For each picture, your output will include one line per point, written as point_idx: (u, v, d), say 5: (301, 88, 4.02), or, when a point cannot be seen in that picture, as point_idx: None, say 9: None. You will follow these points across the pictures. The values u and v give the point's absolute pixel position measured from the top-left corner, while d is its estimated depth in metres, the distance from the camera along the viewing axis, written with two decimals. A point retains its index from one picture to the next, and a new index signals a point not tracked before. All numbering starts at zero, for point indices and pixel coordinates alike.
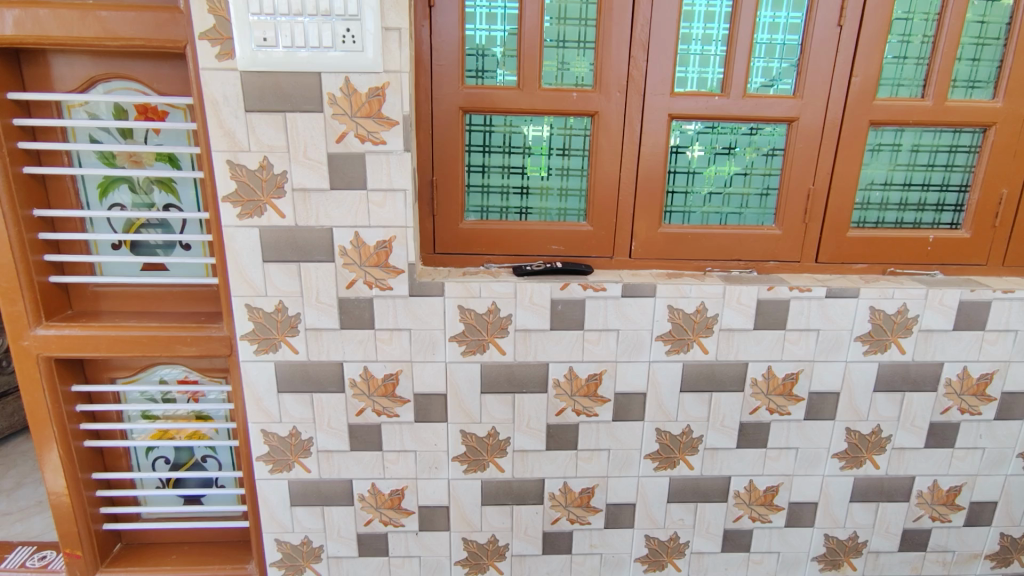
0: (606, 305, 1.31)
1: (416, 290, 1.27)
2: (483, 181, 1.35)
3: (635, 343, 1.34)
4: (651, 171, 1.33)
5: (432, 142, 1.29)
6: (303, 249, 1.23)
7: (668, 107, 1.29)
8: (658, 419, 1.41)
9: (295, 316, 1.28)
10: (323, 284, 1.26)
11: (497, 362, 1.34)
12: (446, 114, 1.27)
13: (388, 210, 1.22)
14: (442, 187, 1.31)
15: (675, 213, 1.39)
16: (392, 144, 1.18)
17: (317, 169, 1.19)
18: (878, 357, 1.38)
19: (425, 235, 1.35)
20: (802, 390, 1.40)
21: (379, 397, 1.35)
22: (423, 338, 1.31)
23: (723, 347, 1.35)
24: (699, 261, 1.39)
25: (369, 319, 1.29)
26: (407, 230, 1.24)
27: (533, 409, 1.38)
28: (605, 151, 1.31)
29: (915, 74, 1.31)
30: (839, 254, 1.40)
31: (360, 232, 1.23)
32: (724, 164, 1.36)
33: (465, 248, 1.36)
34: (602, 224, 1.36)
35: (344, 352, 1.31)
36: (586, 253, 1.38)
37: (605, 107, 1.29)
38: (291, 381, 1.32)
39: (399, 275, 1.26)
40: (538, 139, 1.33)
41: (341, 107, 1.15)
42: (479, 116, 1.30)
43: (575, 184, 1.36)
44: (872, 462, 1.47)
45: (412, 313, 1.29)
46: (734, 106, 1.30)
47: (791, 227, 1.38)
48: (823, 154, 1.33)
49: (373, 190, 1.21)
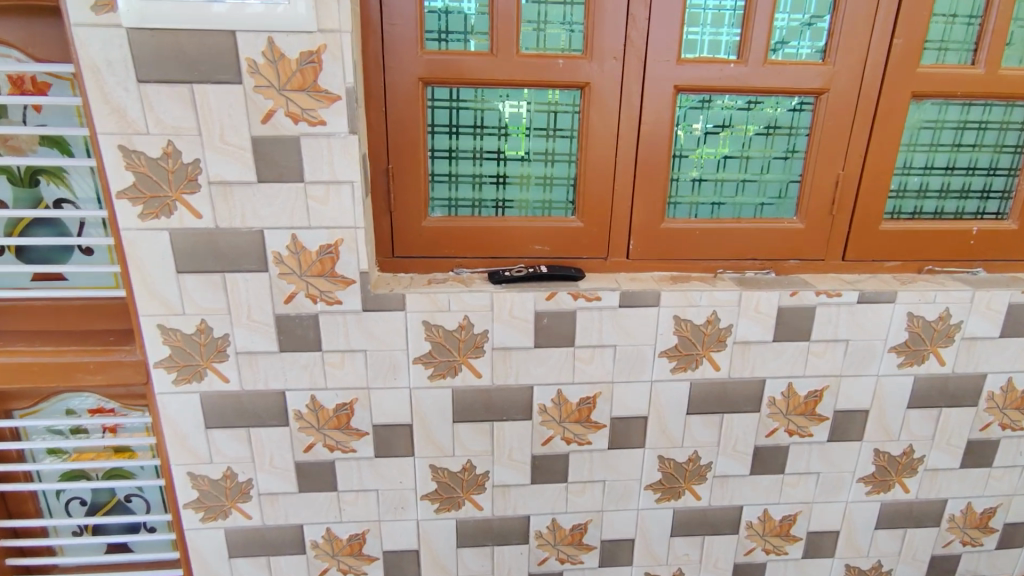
0: (601, 316, 1.10)
1: (372, 305, 1.05)
2: (451, 169, 1.11)
3: (635, 360, 1.14)
4: (653, 156, 1.11)
5: (385, 121, 1.05)
6: (228, 256, 0.99)
7: (673, 77, 1.06)
8: (660, 446, 1.21)
9: (222, 338, 1.04)
10: (254, 299, 1.02)
11: (472, 387, 1.13)
12: (403, 86, 1.03)
13: (332, 208, 0.99)
14: (401, 177, 1.08)
15: (680, 205, 1.17)
16: (334, 125, 0.94)
17: (238, 156, 0.94)
18: (914, 370, 1.19)
19: (380, 236, 1.11)
20: (826, 409, 1.21)
21: (331, 430, 1.12)
22: (382, 361, 1.09)
23: (738, 362, 1.16)
24: (709, 261, 1.18)
25: (315, 340, 1.06)
26: (358, 230, 1.01)
27: (515, 439, 1.17)
28: (598, 132, 1.09)
29: (965, 36, 1.10)
30: (870, 251, 1.20)
31: (297, 235, 1.00)
32: (738, 146, 1.15)
33: (430, 250, 1.13)
34: (595, 219, 1.13)
35: (287, 379, 1.08)
36: (576, 255, 1.15)
37: (597, 77, 1.06)
38: (222, 415, 1.09)
39: (350, 286, 1.03)
40: (517, 117, 1.09)
41: (263, 77, 0.91)
42: (443, 89, 1.06)
43: (562, 172, 1.13)
44: (902, 486, 1.29)
45: (368, 331, 1.07)
46: (752, 75, 1.07)
47: (816, 221, 1.17)
48: (855, 133, 1.12)
49: (312, 184, 0.97)
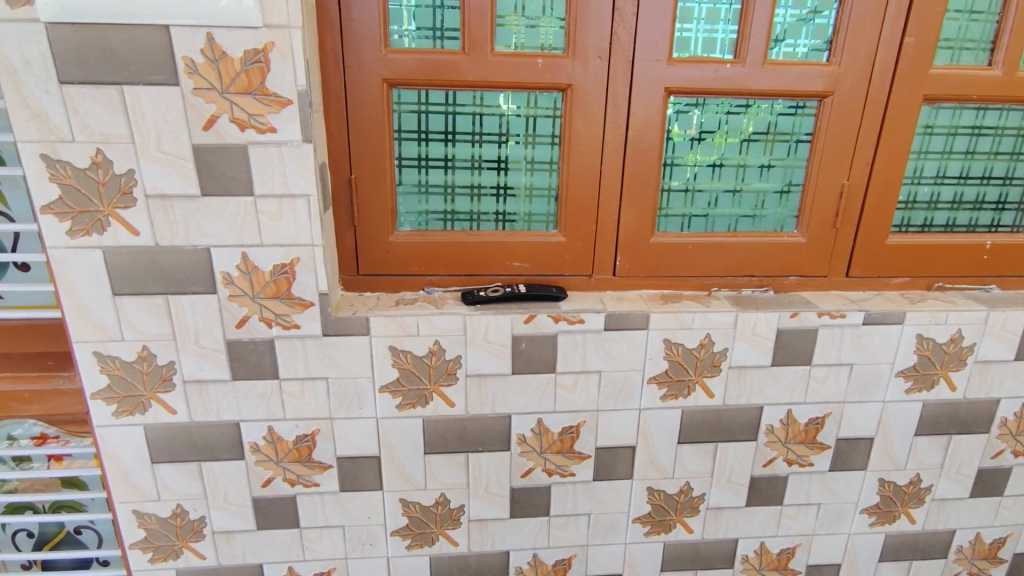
0: (584, 340, 1.01)
1: (333, 329, 0.96)
2: (420, 179, 1.02)
3: (621, 387, 1.05)
4: (642, 165, 1.02)
5: (347, 127, 0.95)
6: (170, 277, 0.90)
7: (664, 78, 0.97)
8: (649, 477, 1.12)
9: (167, 365, 0.94)
10: (202, 324, 0.93)
11: (444, 416, 1.04)
12: (365, 88, 0.93)
13: (286, 224, 0.89)
14: (365, 188, 0.98)
15: (671, 218, 1.08)
16: (285, 132, 0.85)
17: (178, 167, 0.84)
18: (922, 396, 1.11)
19: (344, 252, 1.02)
20: (828, 437, 1.12)
21: (291, 464, 1.03)
22: (345, 390, 1.00)
23: (733, 389, 1.07)
24: (702, 278, 1.09)
25: (271, 368, 0.97)
26: (316, 248, 0.91)
27: (492, 472, 1.08)
28: (581, 138, 0.99)
29: (982, 34, 1.00)
30: (876, 267, 1.11)
31: (248, 253, 0.90)
32: (735, 153, 1.05)
33: (399, 267, 1.03)
34: (579, 233, 1.04)
35: (240, 410, 0.99)
36: (558, 272, 1.06)
37: (580, 79, 0.96)
38: (169, 449, 0.99)
39: (308, 309, 0.94)
40: (492, 121, 0.99)
41: (203, 78, 0.81)
42: (411, 91, 0.96)
43: (543, 182, 1.04)
44: (907, 517, 1.21)
45: (329, 357, 0.97)
46: (750, 76, 0.98)
47: (818, 234, 1.08)
48: (862, 140, 1.02)
49: (262, 197, 0.87)
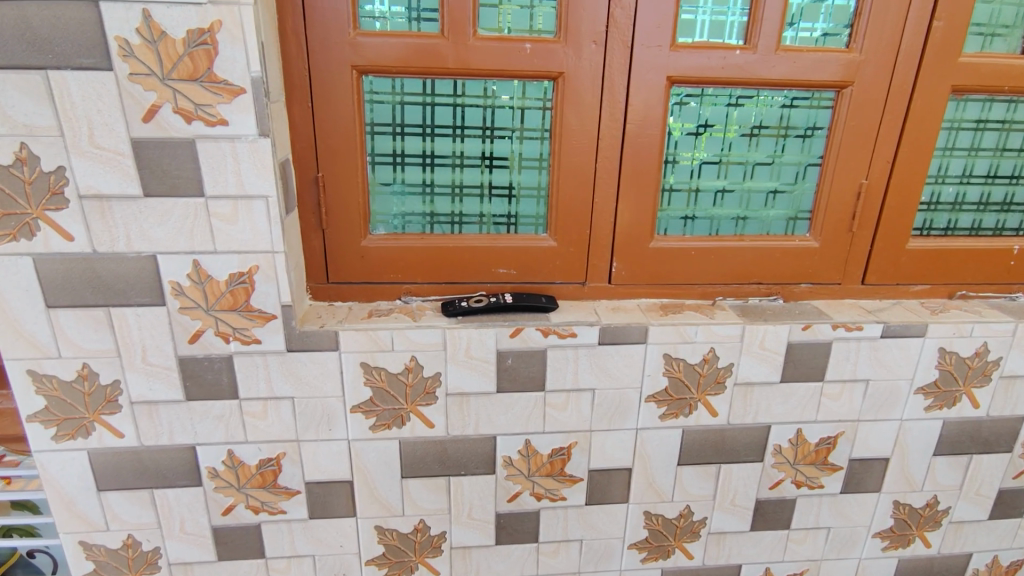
0: (577, 356, 0.92)
1: (298, 344, 0.86)
2: (396, 177, 0.92)
3: (617, 406, 0.96)
4: (641, 163, 0.92)
5: (313, 119, 0.85)
6: (112, 287, 0.80)
7: (667, 66, 0.87)
8: (646, 500, 1.04)
9: (111, 385, 0.85)
10: (150, 339, 0.83)
11: (423, 438, 0.95)
12: (332, 75, 0.83)
13: (243, 228, 0.79)
14: (334, 187, 0.89)
15: (672, 220, 0.99)
16: (238, 124, 0.74)
17: (116, 164, 0.74)
18: (943, 414, 1.02)
19: (312, 258, 0.92)
20: (840, 458, 1.04)
21: (254, 490, 0.94)
22: (313, 410, 0.91)
23: (738, 407, 0.98)
24: (705, 286, 1.00)
25: (229, 388, 0.87)
26: (277, 255, 0.81)
27: (476, 496, 1.00)
28: (574, 133, 0.90)
29: (1016, 19, 0.91)
30: (894, 274, 1.02)
31: (200, 261, 0.80)
32: (743, 149, 0.96)
33: (373, 273, 0.94)
34: (571, 237, 0.95)
35: (196, 433, 0.89)
36: (548, 279, 0.97)
37: (573, 66, 0.86)
38: (118, 476, 0.90)
39: (270, 322, 0.85)
40: (475, 113, 0.89)
41: (141, 63, 0.70)
42: (384, 79, 0.86)
43: (532, 181, 0.94)
44: (922, 540, 1.13)
45: (295, 375, 0.88)
46: (763, 63, 0.88)
47: (832, 239, 0.99)
48: (884, 136, 0.93)
49: (213, 198, 0.77)
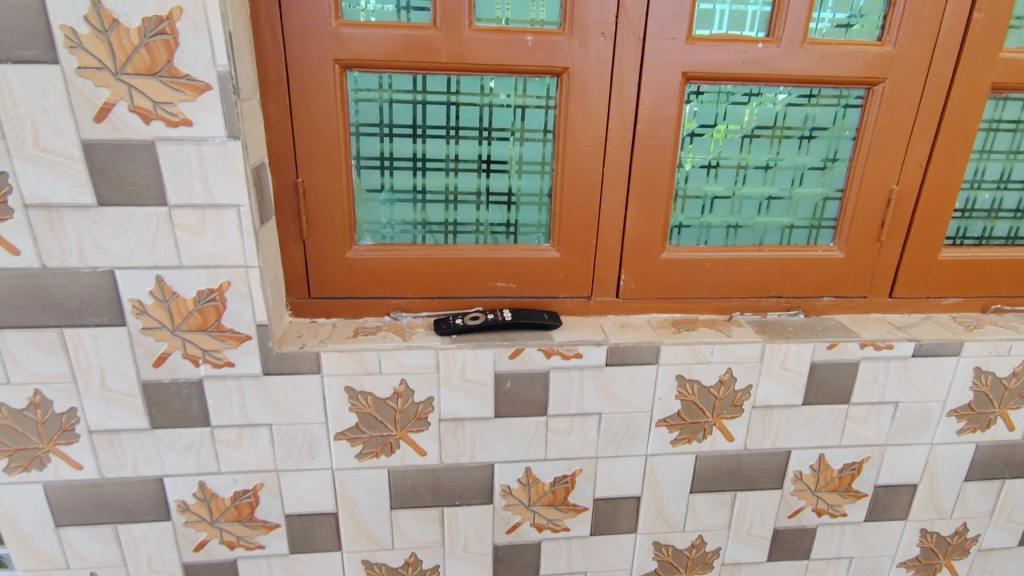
0: (582, 378, 0.84)
1: (275, 367, 0.78)
2: (384, 182, 0.84)
3: (625, 431, 0.89)
4: (653, 167, 0.84)
5: (291, 119, 0.76)
6: (65, 306, 0.72)
7: (682, 61, 0.79)
8: (656, 531, 0.96)
9: (67, 413, 0.77)
10: (109, 363, 0.75)
11: (414, 467, 0.87)
12: (312, 70, 0.75)
13: (211, 241, 0.71)
14: (315, 194, 0.80)
15: (686, 229, 0.91)
16: (203, 125, 0.66)
17: (66, 169, 0.66)
18: (976, 437, 0.95)
19: (292, 271, 0.84)
20: (864, 484, 0.96)
21: (229, 524, 0.86)
22: (293, 438, 0.83)
23: (757, 432, 0.91)
24: (720, 300, 0.92)
25: (199, 415, 0.79)
26: (251, 270, 0.73)
27: (472, 528, 0.92)
28: (580, 134, 0.81)
29: None
30: (924, 287, 0.94)
31: (164, 277, 0.72)
32: (764, 152, 0.88)
33: (359, 288, 0.86)
34: (576, 248, 0.87)
35: (163, 464, 0.81)
36: (550, 293, 0.89)
37: (579, 60, 0.78)
38: (78, 509, 0.82)
39: (244, 343, 0.76)
40: (471, 112, 0.81)
41: (91, 55, 0.62)
42: (370, 75, 0.78)
43: (533, 186, 0.86)
44: (949, 569, 1.06)
45: (272, 401, 0.80)
46: (788, 58, 0.80)
47: (859, 249, 0.91)
48: (917, 138, 0.85)
49: (177, 207, 0.69)
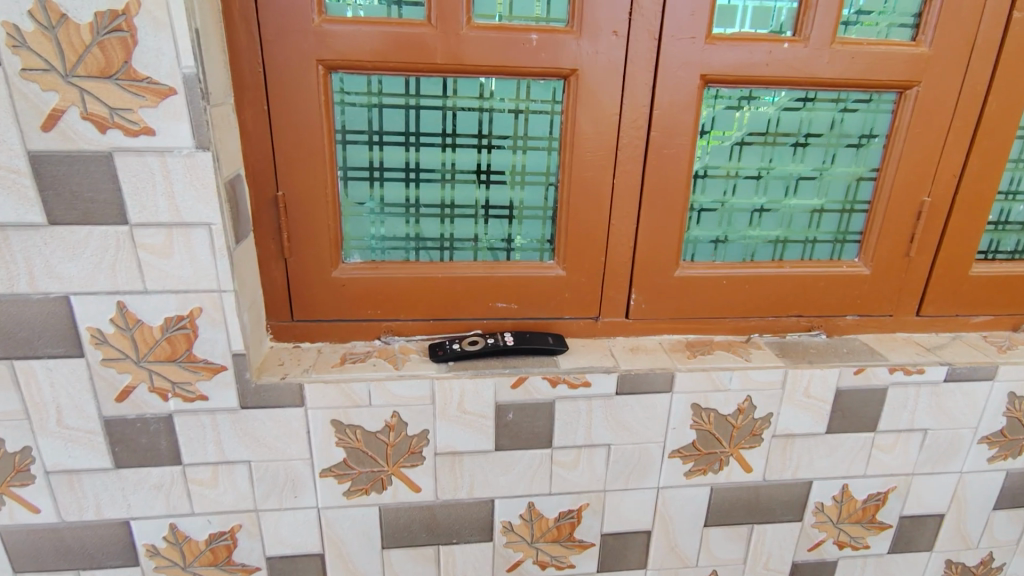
0: (590, 407, 0.78)
1: (254, 401, 0.71)
2: (374, 194, 0.76)
3: (636, 463, 0.82)
4: (667, 178, 0.77)
5: (269, 126, 0.69)
6: (14, 336, 0.64)
7: (701, 63, 0.72)
8: (667, 566, 0.90)
9: (21, 453, 0.70)
10: (66, 398, 0.68)
11: (407, 504, 0.80)
12: (292, 71, 0.67)
13: (179, 263, 0.63)
14: (297, 208, 0.73)
15: (701, 244, 0.84)
16: (168, 134, 0.58)
17: (10, 184, 0.58)
18: (1007, 465, 0.89)
19: (272, 292, 0.76)
20: (889, 515, 0.90)
21: (204, 567, 0.79)
22: (274, 476, 0.75)
23: (777, 463, 0.84)
24: (738, 320, 0.86)
25: (169, 452, 0.72)
26: (226, 295, 0.66)
27: (470, 567, 0.85)
28: (589, 142, 0.74)
29: None
30: (954, 305, 0.88)
31: (127, 304, 0.64)
32: (787, 161, 0.81)
33: (346, 309, 0.79)
34: (583, 265, 0.80)
35: (130, 506, 0.74)
36: (555, 314, 0.82)
37: (588, 62, 0.71)
38: (35, 555, 0.76)
39: (218, 375, 0.69)
40: (470, 118, 0.74)
41: (36, 55, 0.54)
42: (358, 77, 0.70)
43: (537, 199, 0.79)
44: None
45: (250, 437, 0.73)
46: (816, 59, 0.73)
47: (886, 265, 0.85)
48: (950, 146, 0.79)
49: (139, 226, 0.61)
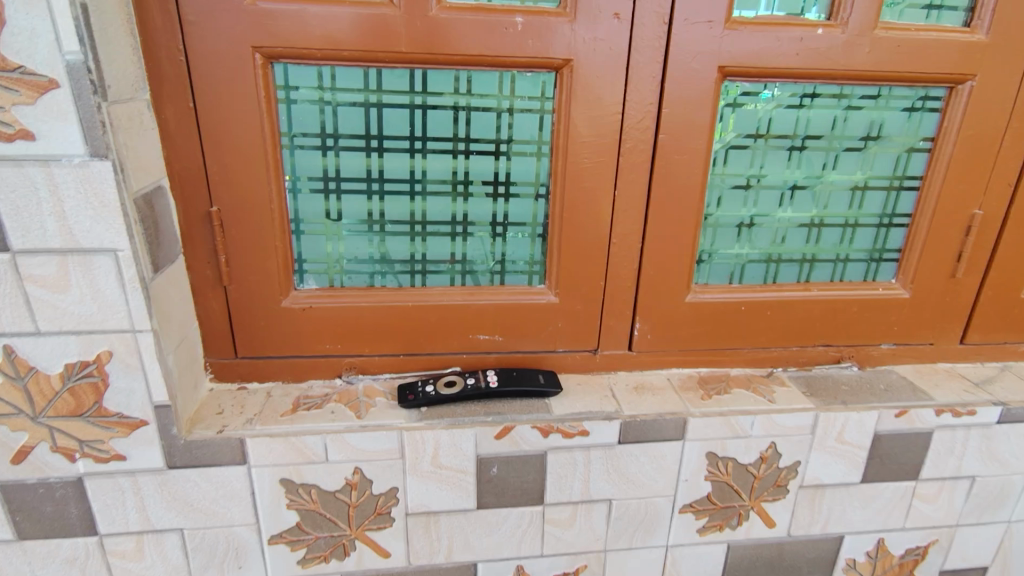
0: (588, 459, 0.66)
1: (183, 461, 0.58)
2: (330, 208, 0.64)
3: (642, 519, 0.70)
4: (678, 188, 0.65)
5: (197, 126, 0.57)
6: None
7: (719, 51, 0.61)
8: None
9: None
10: None
11: (373, 572, 0.68)
12: (223, 60, 0.55)
13: (79, 298, 0.51)
14: (235, 225, 0.61)
15: (716, 263, 0.72)
16: (54, 138, 0.46)
17: None
18: None
19: (209, 325, 0.64)
20: (928, 571, 0.79)
21: None
22: (213, 545, 0.63)
23: (804, 516, 0.73)
24: (758, 351, 0.74)
25: (83, 521, 0.60)
26: (142, 336, 0.53)
27: None
28: (585, 145, 0.63)
29: None
30: (1004, 331, 0.77)
31: (16, 348, 0.52)
32: (816, 167, 0.69)
33: (300, 343, 0.67)
34: (578, 290, 0.68)
35: None
36: (546, 346, 0.70)
37: (584, 50, 0.59)
38: None
39: (137, 432, 0.57)
40: (443, 117, 0.62)
41: None
42: (306, 68, 0.58)
43: (524, 213, 0.67)
44: None
45: (180, 502, 0.60)
46: (854, 48, 0.62)
47: (928, 287, 0.73)
48: (1007, 151, 0.68)
49: (24, 254, 0.49)
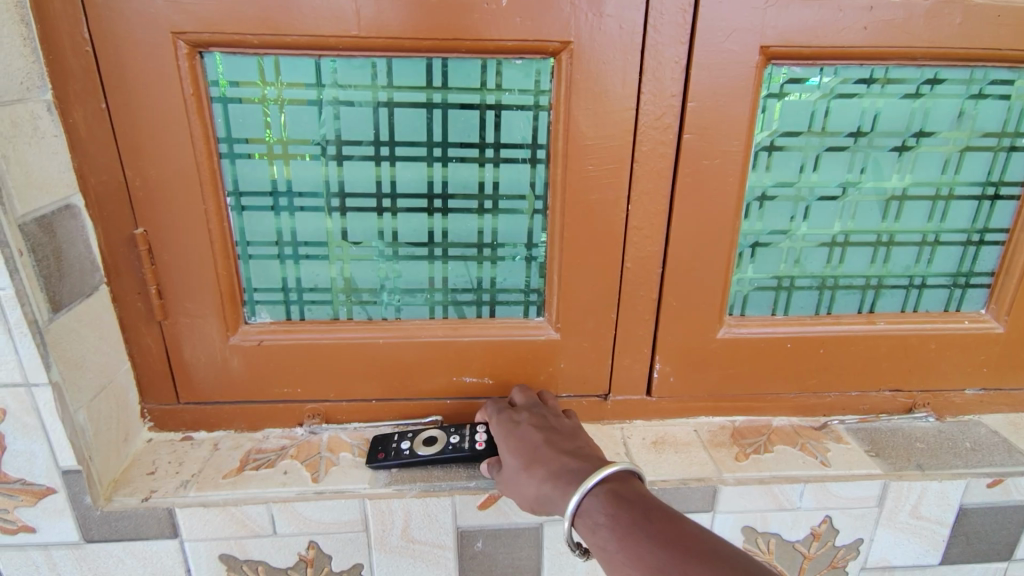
0: None
1: (101, 533, 0.49)
2: (283, 228, 0.53)
3: None
4: (708, 201, 0.52)
5: (114, 132, 0.47)
6: None
7: (762, 27, 0.48)
8: None
9: None
10: None
11: None
12: (139, 50, 0.45)
13: None
14: (165, 249, 0.51)
15: (757, 292, 0.58)
16: None
17: None
18: None
19: (144, 366, 0.54)
20: None
21: None
22: None
23: None
24: (808, 399, 0.60)
25: None
26: (37, 390, 0.44)
27: None
28: (591, 148, 0.50)
29: None
30: None
31: None
32: (887, 171, 0.55)
33: (250, 388, 0.56)
34: (584, 324, 0.56)
35: None
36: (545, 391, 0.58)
37: (586, 29, 0.47)
38: None
39: (44, 501, 0.48)
40: (415, 117, 0.50)
41: None
42: (244, 60, 0.47)
43: (518, 231, 0.55)
44: None
45: None
46: (940, 19, 0.48)
47: None
48: None
49: None
